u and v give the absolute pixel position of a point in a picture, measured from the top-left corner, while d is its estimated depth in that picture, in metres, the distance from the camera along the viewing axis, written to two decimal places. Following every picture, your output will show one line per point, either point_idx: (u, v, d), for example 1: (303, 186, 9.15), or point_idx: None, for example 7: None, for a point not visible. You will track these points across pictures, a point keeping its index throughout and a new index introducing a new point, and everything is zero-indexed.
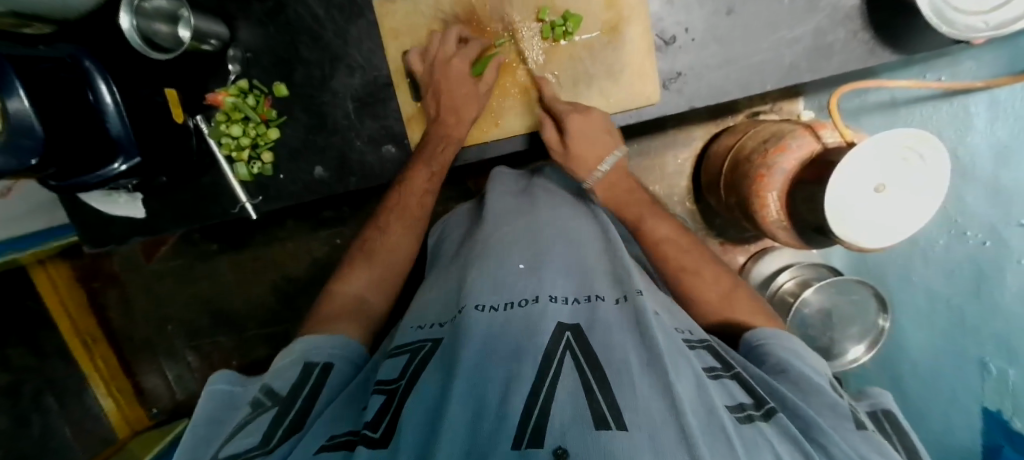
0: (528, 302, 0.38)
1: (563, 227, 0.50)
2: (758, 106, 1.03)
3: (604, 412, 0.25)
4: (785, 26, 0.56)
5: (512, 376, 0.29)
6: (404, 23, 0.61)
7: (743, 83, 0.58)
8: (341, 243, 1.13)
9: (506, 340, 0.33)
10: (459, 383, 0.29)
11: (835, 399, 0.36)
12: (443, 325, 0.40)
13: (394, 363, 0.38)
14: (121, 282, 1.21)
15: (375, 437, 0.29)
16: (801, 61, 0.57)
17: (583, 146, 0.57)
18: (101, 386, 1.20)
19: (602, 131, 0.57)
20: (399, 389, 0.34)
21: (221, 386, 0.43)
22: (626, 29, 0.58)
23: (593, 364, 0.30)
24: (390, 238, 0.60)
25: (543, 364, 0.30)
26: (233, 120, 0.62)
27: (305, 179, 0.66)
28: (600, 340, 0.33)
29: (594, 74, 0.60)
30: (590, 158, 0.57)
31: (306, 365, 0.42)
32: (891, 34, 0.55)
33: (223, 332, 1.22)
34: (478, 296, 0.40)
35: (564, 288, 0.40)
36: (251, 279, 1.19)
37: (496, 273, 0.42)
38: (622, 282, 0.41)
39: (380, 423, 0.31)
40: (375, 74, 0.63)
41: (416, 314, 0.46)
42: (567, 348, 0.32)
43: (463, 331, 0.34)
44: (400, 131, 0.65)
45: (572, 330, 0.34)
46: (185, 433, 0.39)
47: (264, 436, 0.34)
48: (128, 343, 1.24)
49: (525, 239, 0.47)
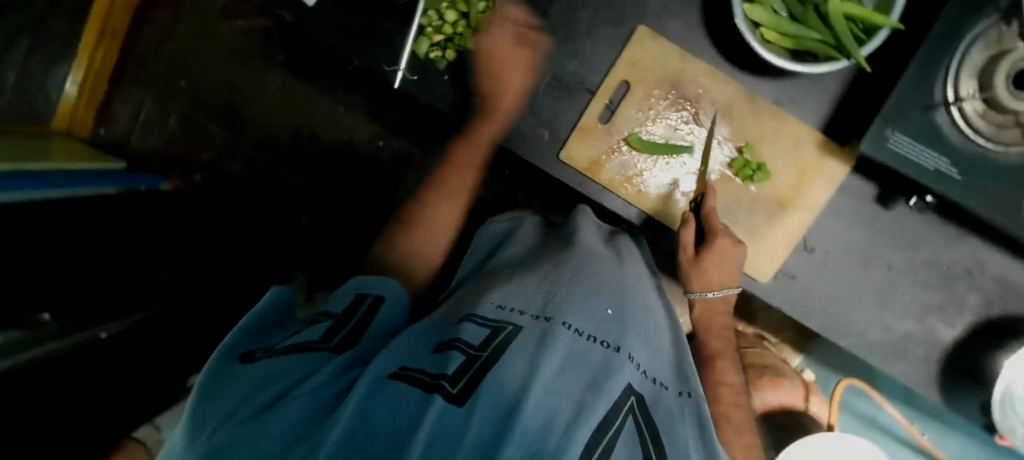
0: (610, 348, 0.38)
1: (644, 296, 0.51)
2: (768, 332, 1.06)
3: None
4: (890, 314, 0.61)
5: (584, 402, 0.30)
6: (648, 62, 0.61)
7: (826, 327, 0.62)
8: (381, 145, 1.11)
9: (586, 367, 0.34)
10: (536, 391, 0.29)
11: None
12: (529, 315, 0.40)
13: (477, 331, 0.36)
14: (179, 11, 1.12)
15: (454, 393, 0.28)
16: (875, 354, 0.61)
17: (711, 270, 0.57)
18: (79, 74, 1.08)
19: (736, 266, 0.57)
20: (482, 360, 0.32)
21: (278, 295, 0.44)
22: (789, 213, 0.61)
23: (653, 439, 0.31)
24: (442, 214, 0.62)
25: (610, 411, 0.30)
26: (453, 7, 0.59)
27: (458, 97, 0.63)
28: (662, 419, 0.33)
29: (737, 222, 0.62)
30: (711, 282, 0.58)
31: (358, 293, 0.43)
32: (949, 394, 0.61)
33: (220, 124, 1.16)
34: (568, 316, 0.40)
35: (641, 351, 0.41)
36: (286, 109, 1.14)
37: (586, 302, 0.43)
38: (683, 379, 0.43)
39: (459, 381, 0.30)
40: (585, 77, 0.62)
41: (503, 293, 0.45)
42: (629, 412, 0.31)
43: (553, 339, 0.35)
44: (561, 131, 0.64)
45: (636, 396, 0.33)
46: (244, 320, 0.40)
47: (324, 334, 0.38)
48: (137, 67, 1.15)
49: (616, 288, 0.47)
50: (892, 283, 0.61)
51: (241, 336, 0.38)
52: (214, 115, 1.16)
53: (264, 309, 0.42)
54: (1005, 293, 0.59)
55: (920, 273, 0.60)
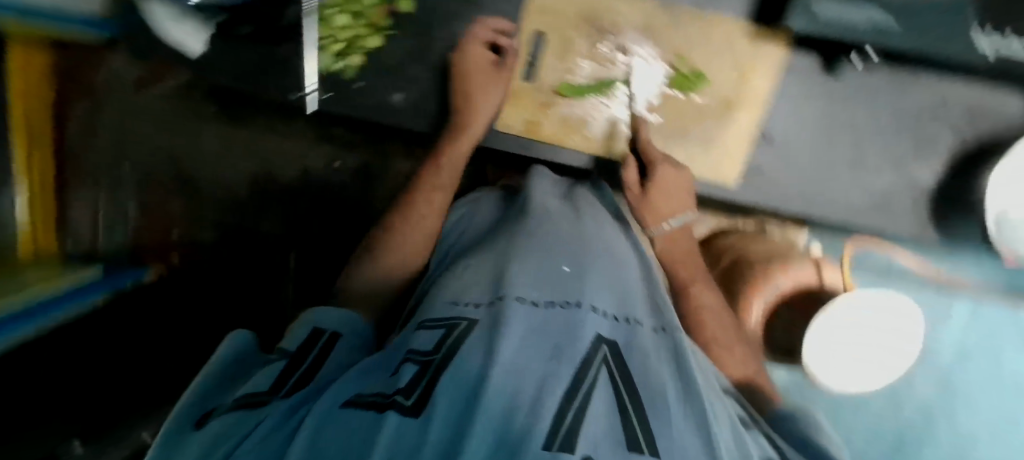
0: (571, 306, 0.39)
1: (607, 248, 0.52)
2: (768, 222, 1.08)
3: (638, 438, 0.27)
4: (864, 173, 0.61)
5: (549, 374, 0.31)
6: (556, 7, 0.61)
7: (807, 204, 0.62)
8: (339, 166, 1.11)
9: (549, 336, 0.35)
10: (496, 373, 0.30)
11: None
12: (477, 305, 0.40)
13: (429, 335, 0.37)
14: (95, 97, 1.10)
15: (407, 404, 0.28)
16: (860, 210, 0.62)
17: (660, 199, 0.58)
18: (26, 192, 1.08)
19: (683, 190, 0.59)
20: (434, 363, 0.33)
21: (237, 341, 0.44)
22: (737, 112, 0.61)
23: (628, 383, 0.32)
24: (420, 223, 0.58)
25: (580, 370, 0.32)
26: (344, 11, 0.62)
27: (377, 101, 0.64)
28: (636, 362, 0.35)
29: (688, 136, 0.62)
30: (665, 211, 0.58)
31: (314, 331, 0.44)
32: (940, 224, 0.62)
33: (177, 195, 1.15)
34: (521, 289, 0.41)
35: (606, 301, 0.42)
36: (236, 160, 1.13)
37: (541, 272, 0.44)
38: (660, 315, 0.43)
39: (413, 391, 0.30)
40: (500, 36, 0.62)
41: (449, 290, 0.45)
42: (603, 362, 0.33)
43: (507, 316, 0.36)
44: (492, 99, 0.63)
45: (609, 344, 0.36)
46: (197, 377, 0.38)
47: (273, 384, 0.36)
48: (76, 166, 1.14)
49: (574, 252, 0.49)
50: (861, 144, 0.61)
51: (196, 401, 0.35)
52: (170, 188, 1.14)
53: (219, 368, 0.40)
54: (963, 113, 0.59)
55: (884, 125, 0.60)
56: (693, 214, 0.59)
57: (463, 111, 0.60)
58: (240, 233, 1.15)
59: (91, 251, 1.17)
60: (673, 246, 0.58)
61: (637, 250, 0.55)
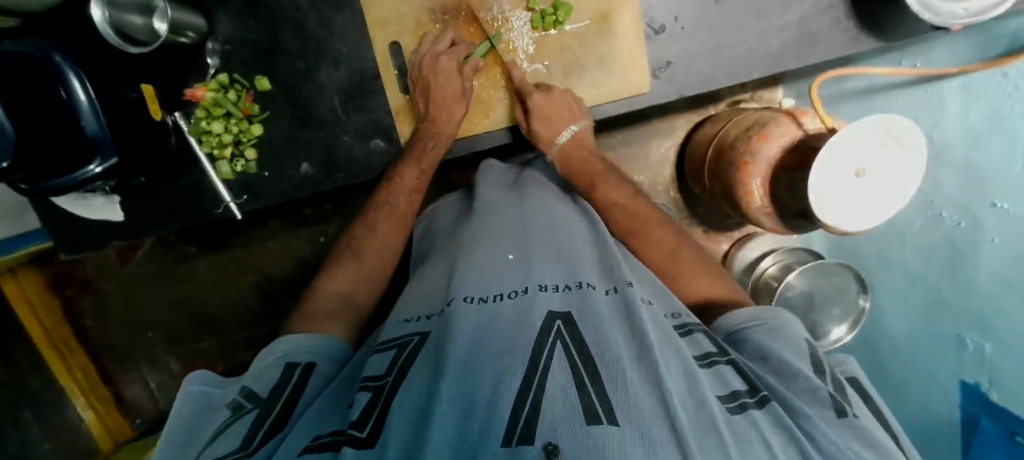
0: (518, 294, 0.40)
1: (550, 222, 0.54)
2: (739, 94, 1.04)
3: (595, 408, 0.26)
4: (772, 14, 0.57)
5: (504, 369, 0.30)
6: (393, 13, 0.61)
7: (732, 72, 0.59)
8: (326, 241, 1.12)
9: (498, 331, 0.35)
10: (448, 383, 0.30)
11: (812, 383, 0.38)
12: (430, 317, 0.44)
13: (382, 358, 0.40)
14: (94, 289, 1.17)
15: (361, 436, 0.29)
16: (787, 48, 0.58)
17: (542, 127, 0.60)
18: (81, 398, 1.18)
19: (565, 107, 0.60)
20: (387, 387, 0.35)
21: (199, 389, 0.45)
22: (616, 19, 0.59)
23: (583, 356, 0.31)
24: (379, 237, 0.62)
25: (533, 357, 0.31)
26: (213, 116, 0.61)
27: (292, 176, 0.66)
28: (589, 328, 0.34)
29: (584, 65, 0.61)
30: (552, 135, 0.60)
31: (288, 365, 0.46)
32: (874, 19, 0.57)
33: (204, 336, 1.20)
34: (467, 290, 0.42)
35: (552, 278, 0.44)
36: (234, 282, 1.16)
37: (485, 266, 0.46)
38: (612, 276, 0.45)
39: (366, 422, 0.31)
40: (362, 66, 0.63)
41: (404, 308, 0.50)
42: (557, 336, 0.33)
43: (454, 323, 0.37)
44: (388, 125, 0.65)
45: (562, 319, 0.36)
46: (164, 431, 0.41)
47: (244, 439, 0.36)
48: (108, 352, 1.20)
49: (518, 239, 0.51)
50: None
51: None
52: (195, 333, 1.20)
53: (184, 427, 0.41)
54: None
55: None
56: (582, 125, 0.61)
57: (365, 157, 0.66)
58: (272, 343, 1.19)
59: (158, 415, 1.24)
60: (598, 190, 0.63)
61: (585, 222, 0.58)
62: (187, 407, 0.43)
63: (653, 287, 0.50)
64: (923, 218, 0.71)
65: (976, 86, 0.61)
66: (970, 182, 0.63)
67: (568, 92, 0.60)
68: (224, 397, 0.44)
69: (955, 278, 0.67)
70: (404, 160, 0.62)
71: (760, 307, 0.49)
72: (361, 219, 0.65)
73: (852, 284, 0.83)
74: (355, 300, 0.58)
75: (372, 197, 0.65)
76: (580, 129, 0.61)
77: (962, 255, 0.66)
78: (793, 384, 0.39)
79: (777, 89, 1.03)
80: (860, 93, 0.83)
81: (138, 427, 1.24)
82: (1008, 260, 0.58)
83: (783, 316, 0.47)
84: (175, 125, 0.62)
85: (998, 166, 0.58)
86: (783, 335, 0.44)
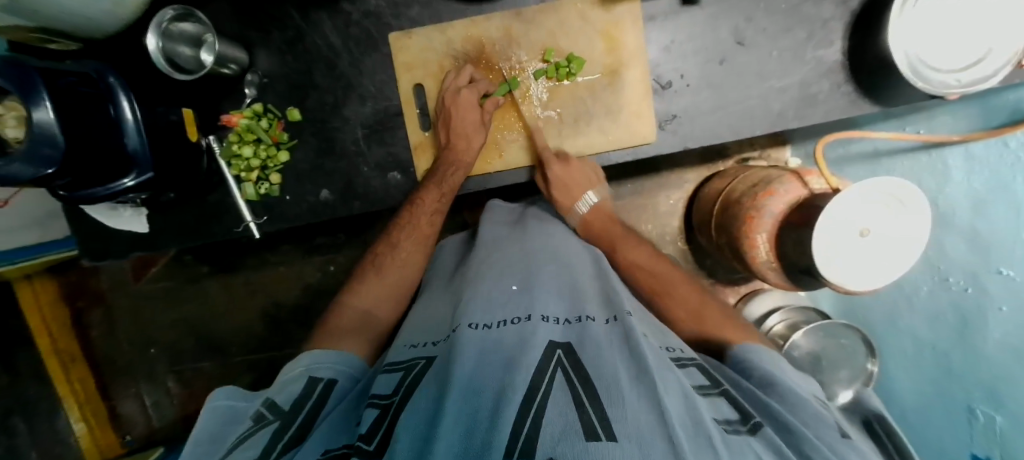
0: (521, 321, 0.42)
1: (554, 256, 0.57)
2: (747, 152, 1.07)
3: (594, 425, 0.28)
4: (773, 76, 0.61)
5: (504, 388, 0.32)
6: (418, 57, 0.65)
7: (735, 128, 0.62)
8: (335, 270, 1.14)
9: (500, 354, 0.37)
10: (452, 400, 0.31)
11: (818, 410, 0.41)
12: (436, 343, 0.46)
13: (388, 379, 0.42)
14: (106, 301, 1.19)
15: (369, 449, 0.33)
16: (788, 108, 0.61)
17: (561, 194, 0.65)
18: (76, 410, 1.16)
19: (584, 178, 0.64)
20: (394, 403, 0.38)
21: (223, 403, 0.47)
22: (624, 73, 0.63)
23: (582, 378, 0.33)
24: (400, 255, 0.67)
25: (535, 379, 0.33)
26: (244, 141, 0.66)
27: (311, 201, 0.69)
28: (588, 356, 0.36)
29: (593, 114, 0.64)
30: (570, 202, 0.65)
31: (310, 379, 0.49)
32: (872, 86, 0.59)
33: (205, 356, 1.20)
34: (472, 317, 0.43)
35: (555, 310, 0.45)
36: (242, 304, 1.18)
37: (490, 294, 0.47)
38: (611, 307, 0.46)
39: (373, 436, 0.34)
40: (386, 104, 0.67)
41: (411, 334, 0.51)
42: (558, 365, 0.35)
43: (460, 346, 0.38)
44: (406, 160, 0.69)
45: (563, 348, 0.38)
46: (190, 445, 0.43)
47: (262, 451, 0.38)
48: (110, 366, 1.21)
49: (522, 268, 0.53)
50: (756, 52, 0.61)
51: None
52: (196, 353, 1.20)
53: (208, 439, 0.43)
54: None
55: (768, 25, 0.60)
56: (599, 194, 0.66)
57: (383, 189, 0.69)
58: (271, 368, 1.18)
59: (148, 435, 1.22)
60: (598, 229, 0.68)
61: (589, 259, 0.60)
62: (213, 421, 0.45)
63: (653, 322, 0.52)
64: (931, 281, 0.71)
65: (980, 155, 0.63)
66: (977, 246, 0.62)
67: (589, 163, 0.66)
68: (249, 408, 0.47)
69: (963, 344, 0.66)
70: (425, 184, 0.65)
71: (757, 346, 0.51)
72: (384, 237, 0.70)
73: (860, 347, 0.81)
74: (373, 315, 0.63)
75: (393, 221, 0.69)
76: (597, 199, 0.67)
77: (971, 320, 0.64)
78: (800, 411, 0.41)
79: (784, 148, 1.06)
80: (866, 157, 0.84)
81: (128, 446, 1.21)
82: (1020, 331, 0.58)
83: (775, 353, 0.50)
84: (208, 147, 0.66)
85: (1002, 240, 0.59)
86: (781, 367, 0.47)
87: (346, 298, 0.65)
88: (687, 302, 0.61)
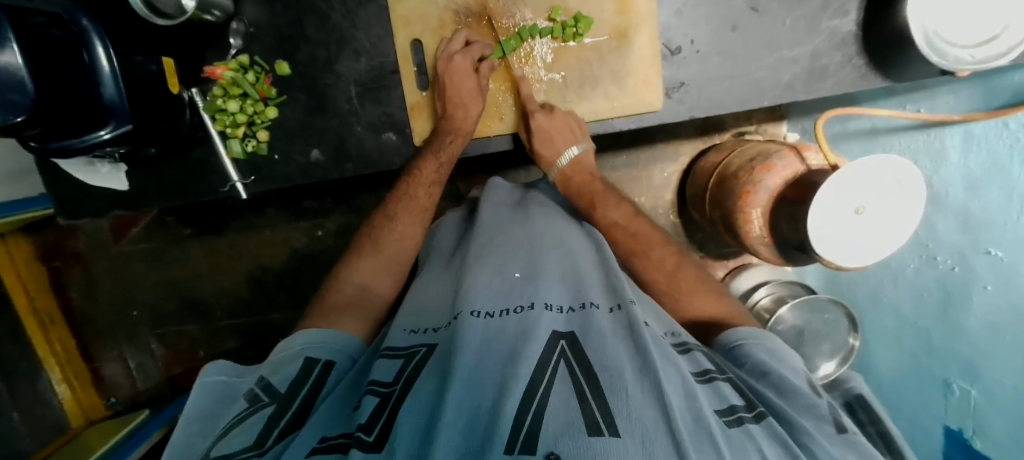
0: (524, 310, 0.42)
1: (556, 240, 0.57)
2: (744, 126, 1.06)
3: (597, 421, 0.27)
4: (785, 45, 0.59)
5: (507, 378, 0.32)
6: (417, 11, 0.62)
7: (742, 99, 0.61)
8: (322, 235, 1.12)
9: (503, 344, 0.37)
10: (455, 390, 0.31)
11: (812, 400, 0.40)
12: (437, 329, 0.46)
13: (389, 366, 0.41)
14: (85, 262, 1.15)
15: (369, 440, 0.31)
16: (797, 80, 0.60)
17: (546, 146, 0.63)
18: (57, 371, 1.14)
19: (567, 129, 0.62)
20: (395, 394, 0.37)
21: (216, 380, 0.47)
22: (634, 36, 0.60)
23: (585, 371, 0.33)
24: (398, 229, 0.66)
25: (537, 371, 0.33)
26: (230, 95, 0.62)
27: (301, 162, 0.67)
28: (591, 348, 0.36)
29: (599, 78, 0.62)
30: (553, 155, 0.64)
31: (307, 360, 0.48)
32: (883, 61, 0.59)
33: (190, 319, 1.19)
34: (473, 303, 0.43)
35: (559, 298, 0.45)
36: (227, 267, 1.16)
37: (496, 281, 0.47)
38: (616, 294, 0.46)
39: (373, 427, 0.33)
40: (381, 61, 0.64)
41: (409, 318, 0.51)
42: (561, 355, 0.35)
43: (463, 334, 0.38)
44: (401, 120, 0.66)
45: (567, 339, 0.38)
46: (180, 427, 0.42)
47: (258, 436, 0.38)
48: (93, 329, 1.18)
49: (523, 254, 0.53)
50: (768, 19, 0.59)
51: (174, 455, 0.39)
52: (182, 316, 1.18)
53: (199, 421, 0.43)
54: None
55: None
56: (583, 147, 0.64)
57: (382, 155, 0.67)
58: (258, 332, 1.18)
59: (134, 397, 1.21)
60: (589, 204, 0.66)
61: (591, 242, 0.60)
62: (205, 398, 0.45)
63: (654, 308, 0.53)
64: (917, 261, 0.72)
65: (979, 135, 0.61)
66: (967, 228, 0.63)
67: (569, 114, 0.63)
68: (243, 384, 0.46)
69: (945, 323, 0.68)
70: (422, 155, 0.65)
71: (753, 329, 0.52)
72: (383, 210, 0.68)
73: (842, 322, 0.83)
74: (368, 291, 0.62)
75: (393, 189, 0.68)
76: (580, 151, 0.65)
77: (955, 299, 0.66)
78: (794, 401, 0.41)
79: (782, 124, 1.05)
80: (863, 135, 0.84)
81: (112, 407, 1.21)
82: (1000, 311, 0.59)
83: (773, 337, 0.50)
84: (190, 101, 0.62)
85: (995, 217, 0.58)
86: (778, 355, 0.47)
87: (340, 276, 0.64)
88: (687, 282, 0.60)
